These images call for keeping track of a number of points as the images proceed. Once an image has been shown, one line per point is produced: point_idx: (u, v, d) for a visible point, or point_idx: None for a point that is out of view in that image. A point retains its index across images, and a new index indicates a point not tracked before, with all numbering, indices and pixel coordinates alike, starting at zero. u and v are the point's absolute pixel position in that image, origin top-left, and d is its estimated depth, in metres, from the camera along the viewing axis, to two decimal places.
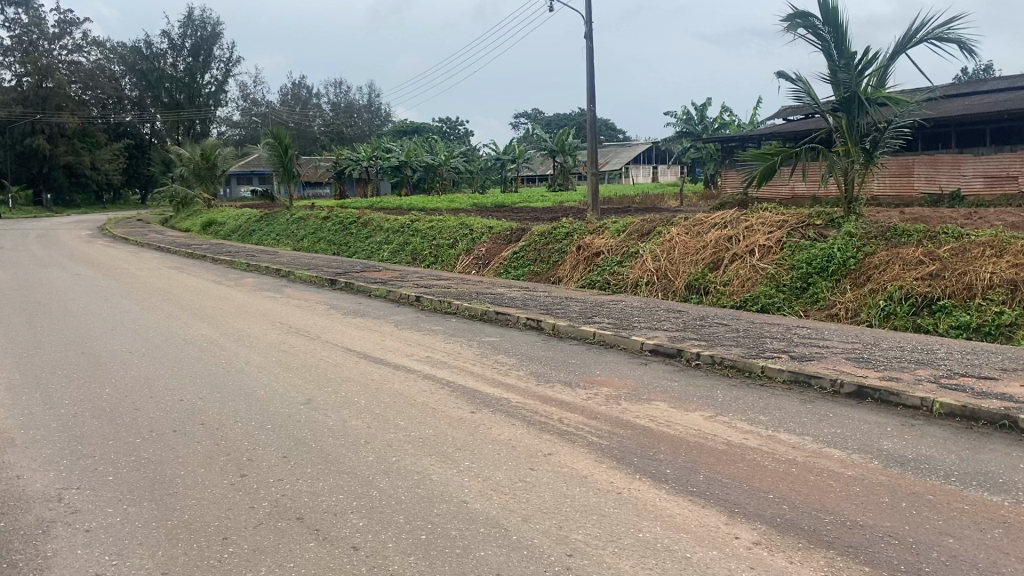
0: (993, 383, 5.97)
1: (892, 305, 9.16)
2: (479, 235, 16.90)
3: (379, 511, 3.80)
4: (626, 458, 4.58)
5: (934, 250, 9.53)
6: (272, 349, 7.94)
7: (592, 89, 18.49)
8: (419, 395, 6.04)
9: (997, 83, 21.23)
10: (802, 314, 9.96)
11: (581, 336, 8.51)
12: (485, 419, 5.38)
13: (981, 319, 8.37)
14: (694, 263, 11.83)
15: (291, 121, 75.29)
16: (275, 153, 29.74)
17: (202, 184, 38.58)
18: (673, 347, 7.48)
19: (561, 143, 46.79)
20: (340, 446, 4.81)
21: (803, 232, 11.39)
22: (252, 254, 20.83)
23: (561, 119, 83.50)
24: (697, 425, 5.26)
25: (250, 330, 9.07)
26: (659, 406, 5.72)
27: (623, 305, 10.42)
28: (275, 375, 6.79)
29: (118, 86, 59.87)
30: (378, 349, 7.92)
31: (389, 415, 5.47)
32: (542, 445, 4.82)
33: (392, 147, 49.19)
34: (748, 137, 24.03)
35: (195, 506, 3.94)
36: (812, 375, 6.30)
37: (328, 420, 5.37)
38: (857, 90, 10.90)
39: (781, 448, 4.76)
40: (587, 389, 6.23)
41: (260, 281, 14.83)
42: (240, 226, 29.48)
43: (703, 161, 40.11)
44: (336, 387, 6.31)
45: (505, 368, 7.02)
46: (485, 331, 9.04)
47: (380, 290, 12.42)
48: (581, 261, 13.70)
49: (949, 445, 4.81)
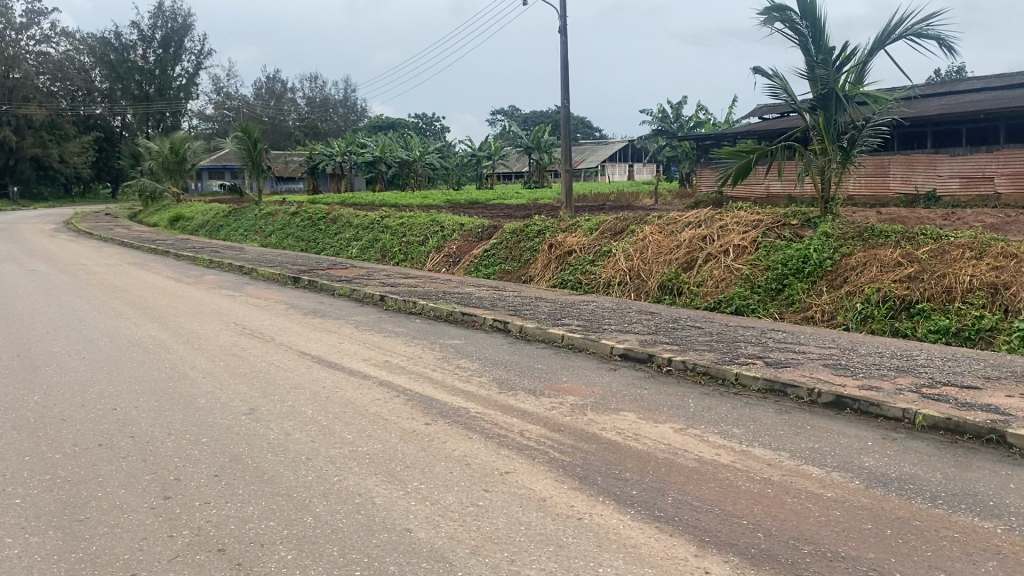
0: (978, 394, 5.68)
1: (870, 308, 8.89)
2: (450, 233, 16.49)
3: (311, 542, 3.43)
4: (588, 477, 4.22)
5: (912, 252, 9.30)
6: (221, 352, 7.51)
7: (565, 85, 18.15)
8: (372, 404, 5.65)
9: (973, 83, 21.13)
10: (777, 316, 9.67)
11: (549, 339, 8.16)
12: (440, 431, 5.00)
13: (961, 323, 8.12)
14: (667, 263, 11.52)
15: (265, 114, 74.28)
16: (243, 147, 29.13)
17: (171, 179, 37.73)
18: (643, 352, 7.14)
19: (537, 140, 46.49)
20: (278, 464, 4.42)
21: (778, 231, 11.11)
22: (217, 250, 20.28)
23: (538, 117, 83.24)
24: (666, 438, 4.92)
25: (203, 331, 8.63)
26: (626, 416, 5.37)
27: (594, 306, 10.06)
28: (220, 381, 6.36)
29: (87, 77, 58.56)
30: (334, 352, 7.51)
31: (335, 427, 5.08)
32: (499, 462, 4.45)
33: (366, 142, 48.55)
34: (725, 135, 23.77)
35: (106, 535, 3.53)
36: (789, 384, 5.98)
37: (268, 434, 4.96)
38: (835, 87, 10.60)
39: (756, 465, 4.43)
40: (551, 397, 5.87)
41: (222, 279, 14.31)
42: (208, 221, 28.82)
43: (679, 161, 39.97)
44: (284, 396, 5.90)
45: (466, 373, 6.64)
46: (449, 332, 8.65)
47: (344, 289, 11.98)
48: (552, 260, 13.33)
49: (934, 462, 4.50)
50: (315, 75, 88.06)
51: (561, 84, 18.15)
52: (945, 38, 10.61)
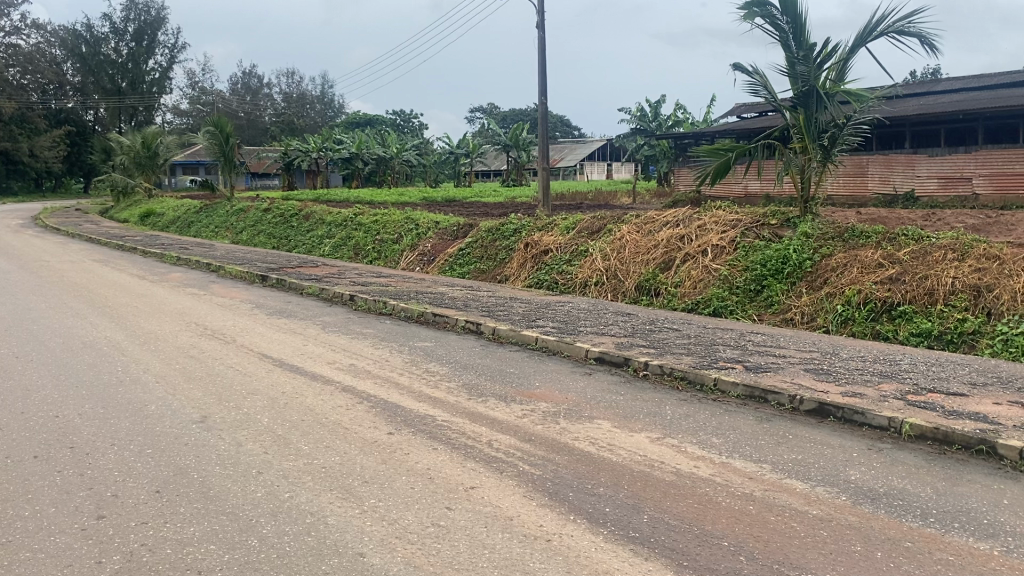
0: (964, 401, 5.47)
1: (850, 311, 8.69)
2: (424, 231, 16.17)
3: (253, 569, 3.13)
4: (559, 493, 3.95)
5: (893, 254, 9.13)
6: (178, 355, 7.16)
7: (542, 83, 17.89)
8: (333, 412, 5.34)
9: (951, 84, 21.09)
10: (756, 318, 9.46)
11: (522, 341, 7.89)
12: (402, 442, 4.71)
13: (943, 326, 7.94)
14: (644, 262, 11.29)
15: (242, 109, 73.45)
16: (215, 142, 28.61)
17: (142, 174, 37.00)
18: (620, 356, 6.88)
19: (515, 138, 46.24)
20: (226, 479, 4.11)
21: (757, 231, 10.91)
22: (185, 247, 19.78)
23: (516, 115, 83.00)
24: (641, 449, 4.66)
25: (162, 332, 8.26)
26: (601, 425, 5.09)
27: (570, 307, 9.80)
28: (173, 386, 6.02)
29: (59, 70, 57.06)
30: (298, 356, 7.19)
31: (293, 437, 4.78)
32: (464, 476, 4.17)
33: (343, 139, 48.04)
34: (703, 135, 23.60)
35: (27, 562, 3.20)
36: (769, 390, 5.73)
37: (219, 445, 4.64)
38: (816, 84, 10.41)
39: (736, 479, 4.18)
40: (522, 404, 5.59)
41: (188, 277, 13.89)
42: (180, 217, 28.25)
43: (656, 161, 39.76)
44: (240, 403, 5.57)
45: (434, 378, 6.34)
46: (420, 334, 8.35)
47: (313, 288, 11.66)
48: (527, 259, 13.06)
49: (923, 476, 4.28)
50: (292, 72, 87.10)
51: (538, 81, 17.89)
52: (926, 36, 10.45)
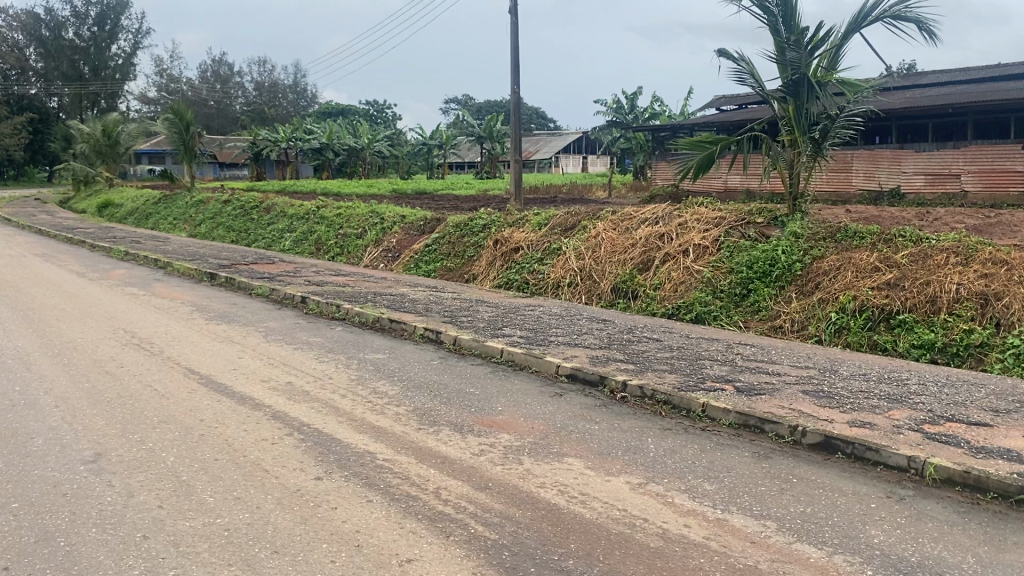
0: (990, 434, 4.74)
1: (845, 319, 7.97)
2: (389, 226, 15.30)
3: None
4: (518, 568, 3.15)
5: (890, 257, 8.45)
6: (89, 370, 6.25)
7: (516, 72, 17.04)
8: (254, 448, 4.51)
9: (937, 78, 20.50)
10: (742, 326, 8.71)
11: (486, 353, 7.06)
12: (333, 492, 3.89)
13: (947, 338, 7.22)
14: (621, 263, 10.51)
15: (211, 98, 71.74)
16: (175, 130, 27.41)
17: (104, 164, 35.45)
18: (594, 373, 6.08)
19: (490, 129, 45.34)
20: (100, 548, 3.26)
21: (743, 230, 10.17)
22: (137, 241, 18.72)
23: (490, 106, 81.86)
24: (621, 500, 3.86)
25: (82, 341, 7.33)
26: (572, 466, 4.29)
27: (540, 312, 9.01)
28: (75, 412, 5.13)
29: (20, 55, 54.85)
30: (231, 371, 6.32)
31: (198, 486, 3.93)
32: (402, 544, 3.35)
33: (313, 128, 46.77)
34: (681, 128, 22.82)
35: None
36: (766, 420, 4.97)
37: (103, 496, 3.77)
38: (807, 72, 9.63)
39: (737, 545, 3.40)
40: (480, 436, 4.77)
41: (132, 274, 12.89)
42: (138, 209, 27.08)
43: (631, 153, 38.80)
44: (146, 435, 4.71)
45: (383, 401, 5.51)
46: (373, 344, 7.51)
47: (262, 288, 10.75)
48: (497, 257, 12.22)
49: (960, 538, 3.53)
50: (263, 60, 84.95)
51: (510, 68, 17.03)
52: (924, 21, 9.76)
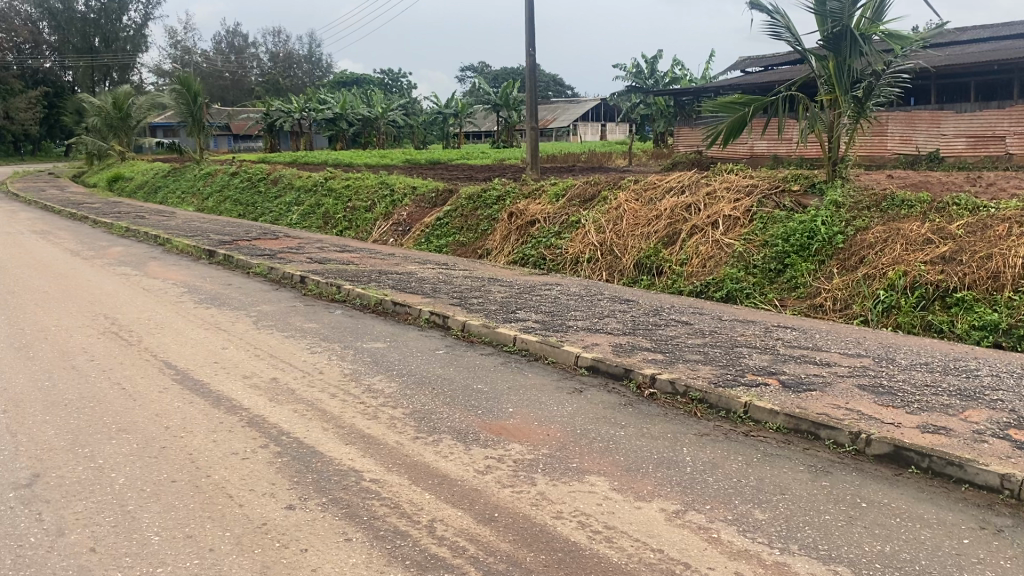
0: None
1: (895, 297, 7.17)
2: (399, 197, 14.57)
3: None
4: None
5: (944, 228, 7.63)
6: (53, 367, 5.59)
7: (531, 35, 16.16)
8: (221, 465, 3.84)
9: (978, 33, 19.43)
10: (778, 305, 7.94)
11: (496, 340, 6.36)
12: (306, 528, 3.20)
13: (1013, 319, 6.40)
14: (645, 236, 9.74)
15: (224, 70, 70.94)
16: (183, 101, 26.63)
17: (116, 137, 34.78)
18: (618, 366, 5.36)
19: (506, 97, 44.29)
20: None
21: (777, 198, 9.36)
22: (140, 216, 18.10)
23: (507, 74, 80.46)
24: (654, 536, 3.16)
25: (55, 331, 6.69)
26: (595, 488, 3.59)
27: (557, 292, 8.28)
28: (22, 420, 4.47)
29: (31, 28, 54.17)
30: (211, 366, 5.65)
31: (143, 520, 3.26)
32: None
33: (327, 98, 45.89)
34: (705, 91, 21.79)
35: None
36: (822, 424, 4.23)
37: (26, 536, 3.12)
38: (850, 24, 8.74)
39: None
40: (486, 448, 4.07)
41: (129, 252, 12.27)
42: (148, 182, 26.49)
43: (651, 119, 37.74)
44: (98, 448, 4.05)
45: (378, 403, 4.81)
46: (374, 331, 6.83)
47: (261, 266, 10.08)
48: (512, 230, 11.48)
49: None
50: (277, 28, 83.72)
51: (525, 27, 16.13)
52: None
